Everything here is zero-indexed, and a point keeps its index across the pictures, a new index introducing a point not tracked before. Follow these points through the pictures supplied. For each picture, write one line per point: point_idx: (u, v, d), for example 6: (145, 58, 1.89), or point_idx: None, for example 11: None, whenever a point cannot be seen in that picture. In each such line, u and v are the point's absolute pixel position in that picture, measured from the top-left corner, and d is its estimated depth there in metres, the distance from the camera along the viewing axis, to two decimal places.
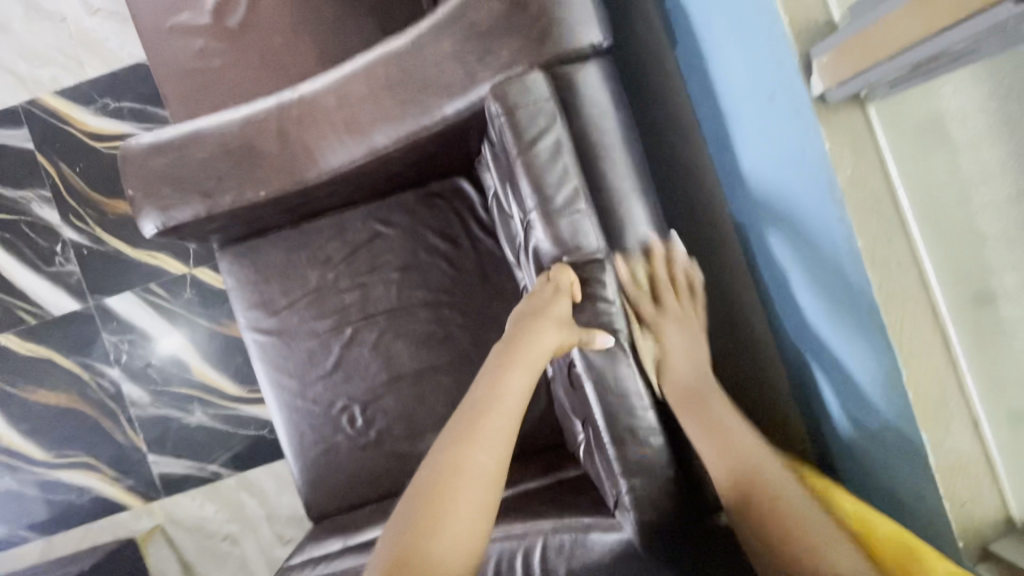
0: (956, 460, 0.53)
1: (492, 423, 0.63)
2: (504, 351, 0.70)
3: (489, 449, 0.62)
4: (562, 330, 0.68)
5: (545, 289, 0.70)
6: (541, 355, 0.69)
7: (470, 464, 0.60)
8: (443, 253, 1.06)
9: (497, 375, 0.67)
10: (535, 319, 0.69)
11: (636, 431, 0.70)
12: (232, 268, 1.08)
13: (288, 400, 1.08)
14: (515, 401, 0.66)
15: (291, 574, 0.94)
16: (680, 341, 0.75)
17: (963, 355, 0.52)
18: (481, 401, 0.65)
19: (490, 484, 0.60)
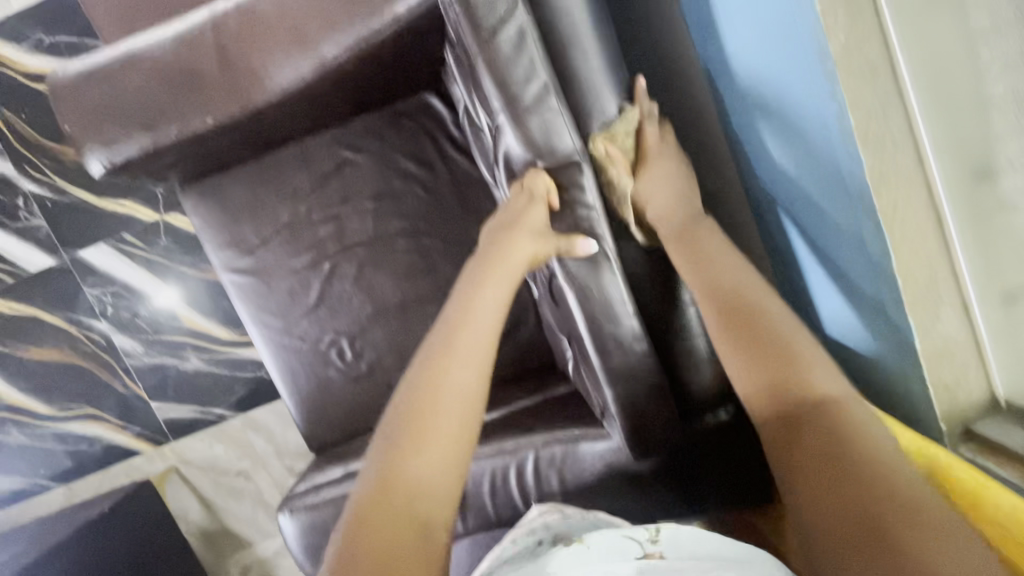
0: (941, 344, 0.51)
1: (467, 337, 0.62)
2: (478, 264, 0.67)
3: (467, 364, 0.60)
4: (537, 240, 0.65)
5: (520, 198, 0.67)
6: (516, 266, 0.66)
7: (445, 382, 0.59)
8: (417, 177, 1.01)
9: (472, 289, 0.65)
10: (508, 230, 0.67)
11: (620, 339, 0.68)
12: (197, 208, 1.02)
13: (274, 338, 1.07)
14: (490, 317, 0.63)
15: (295, 500, 0.96)
16: (664, 185, 0.69)
17: (957, 234, 0.49)
18: (454, 320, 0.63)
19: (470, 400, 0.59)
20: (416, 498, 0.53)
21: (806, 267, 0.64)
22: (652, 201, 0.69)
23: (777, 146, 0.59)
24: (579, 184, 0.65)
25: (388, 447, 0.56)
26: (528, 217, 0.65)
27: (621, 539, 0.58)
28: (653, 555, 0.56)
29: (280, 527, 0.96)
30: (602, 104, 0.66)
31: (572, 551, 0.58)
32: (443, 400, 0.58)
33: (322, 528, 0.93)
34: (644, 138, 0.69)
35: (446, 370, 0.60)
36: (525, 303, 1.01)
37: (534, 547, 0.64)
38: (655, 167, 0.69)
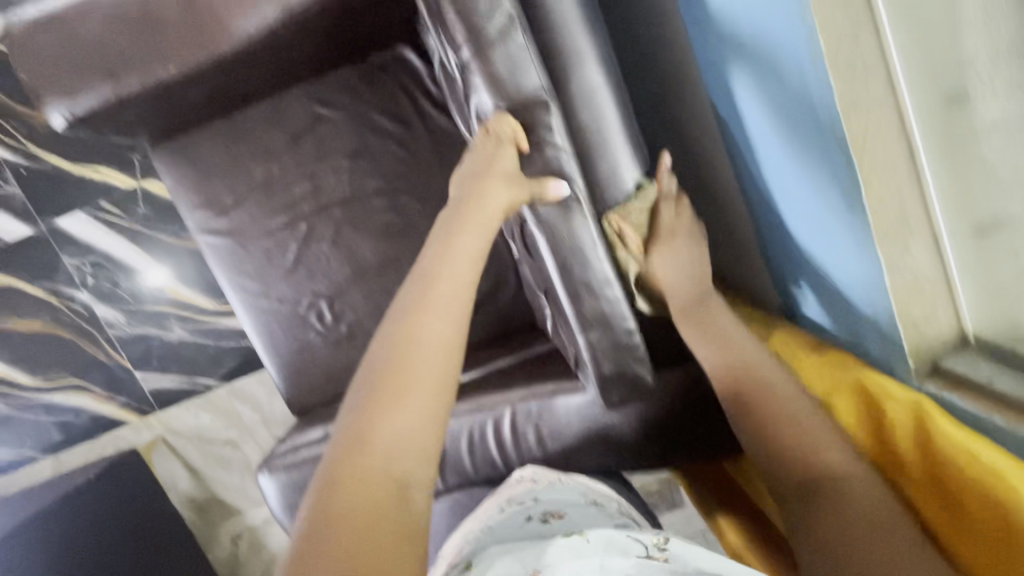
0: (911, 280, 0.51)
1: (443, 286, 0.59)
2: (452, 216, 0.65)
3: (445, 313, 0.57)
4: (511, 187, 0.63)
5: (487, 144, 0.65)
6: (491, 214, 0.63)
7: (421, 331, 0.56)
8: (394, 135, 0.98)
9: (447, 238, 0.63)
10: (480, 177, 0.64)
11: (592, 284, 0.67)
12: (168, 167, 0.99)
13: (252, 302, 1.05)
14: (466, 265, 0.61)
15: (274, 459, 0.95)
16: (682, 261, 0.68)
17: (928, 165, 0.47)
18: (429, 269, 0.60)
19: (447, 349, 0.56)
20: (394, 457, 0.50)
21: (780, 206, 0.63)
22: (668, 277, 0.68)
23: (745, 78, 0.58)
24: (546, 124, 0.63)
25: (360, 402, 0.53)
26: (496, 164, 0.64)
27: (622, 539, 0.56)
28: (656, 559, 0.53)
29: (262, 488, 0.96)
30: (620, 175, 0.67)
31: (571, 540, 0.55)
32: (417, 352, 0.55)
33: (302, 488, 0.93)
34: (661, 215, 0.68)
35: (421, 320, 0.57)
36: (505, 264, 1.00)
37: (522, 528, 0.63)
38: (671, 242, 0.68)
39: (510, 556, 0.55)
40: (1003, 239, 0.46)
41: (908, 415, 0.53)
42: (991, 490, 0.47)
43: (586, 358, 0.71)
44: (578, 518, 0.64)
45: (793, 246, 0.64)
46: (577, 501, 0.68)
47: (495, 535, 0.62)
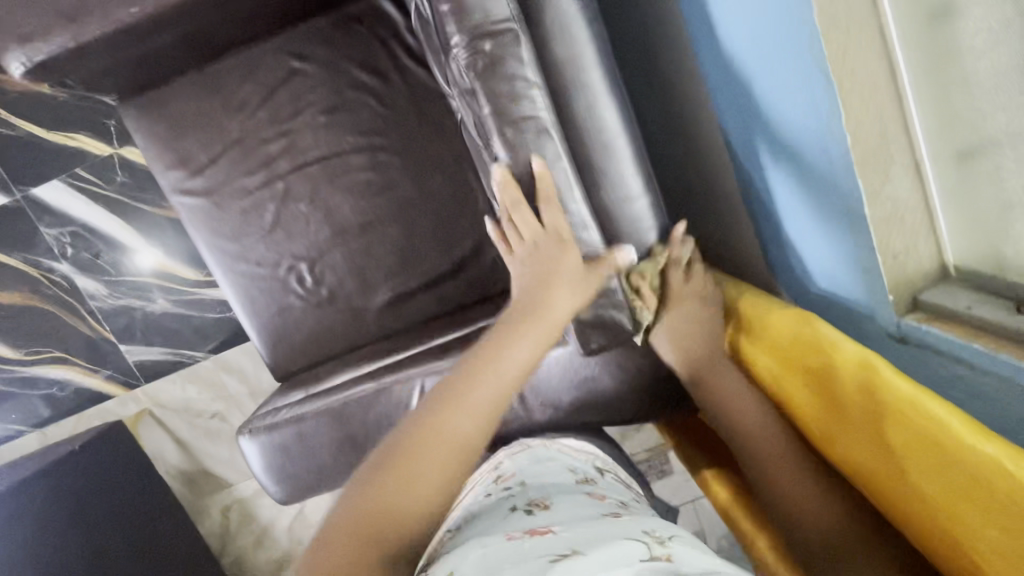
0: (892, 209, 0.49)
1: (487, 385, 0.57)
2: (514, 310, 0.62)
3: (472, 415, 0.56)
4: (575, 292, 0.62)
5: (549, 245, 0.62)
6: (550, 324, 0.60)
7: (453, 427, 0.55)
8: (371, 89, 0.96)
9: (504, 332, 0.60)
10: (540, 275, 0.62)
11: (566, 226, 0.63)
12: (140, 124, 0.97)
13: (231, 264, 1.03)
14: (515, 372, 0.58)
15: (254, 422, 0.93)
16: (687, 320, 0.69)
17: (910, 86, 0.46)
18: (480, 361, 0.58)
19: (467, 446, 0.55)
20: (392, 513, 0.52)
21: (768, 154, 0.57)
22: (677, 341, 0.69)
23: (752, 79, 0.54)
24: (516, 56, 0.58)
25: (381, 468, 0.54)
26: (552, 261, 0.62)
27: (620, 543, 0.49)
28: (661, 558, 0.47)
29: (243, 451, 0.94)
30: (639, 233, 0.67)
31: (566, 562, 0.45)
32: (442, 442, 0.55)
33: (283, 449, 0.92)
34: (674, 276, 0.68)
35: (449, 416, 0.56)
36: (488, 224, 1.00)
37: (506, 523, 0.56)
38: (682, 305, 0.69)
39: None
40: (988, 163, 0.44)
41: (862, 381, 0.52)
42: (939, 450, 0.46)
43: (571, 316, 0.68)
44: (566, 507, 0.59)
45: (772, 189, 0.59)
46: (563, 482, 0.66)
47: (475, 523, 0.60)
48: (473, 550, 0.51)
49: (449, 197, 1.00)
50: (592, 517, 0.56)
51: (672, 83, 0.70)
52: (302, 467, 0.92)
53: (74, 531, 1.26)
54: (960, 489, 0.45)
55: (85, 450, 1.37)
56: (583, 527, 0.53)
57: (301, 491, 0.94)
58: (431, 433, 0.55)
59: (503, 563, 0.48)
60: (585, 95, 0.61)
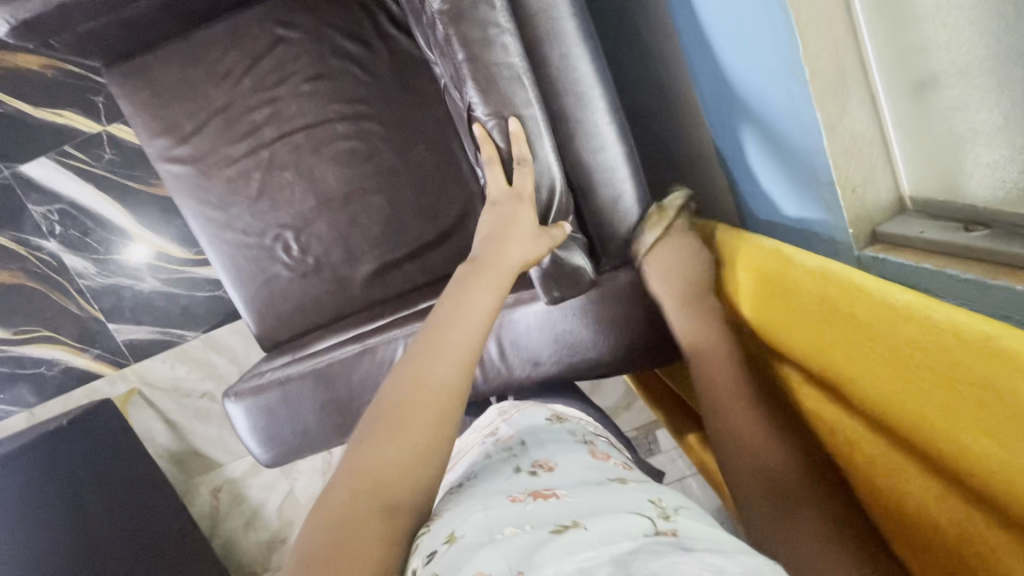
0: (850, 142, 0.50)
1: (454, 333, 0.59)
2: (469, 269, 0.64)
3: (450, 361, 0.57)
4: (529, 243, 0.65)
5: (511, 203, 0.65)
6: (509, 273, 0.64)
7: (427, 378, 0.56)
8: (355, 57, 0.98)
9: (463, 288, 0.62)
10: (500, 232, 0.65)
11: (538, 170, 0.65)
12: (125, 92, 0.98)
13: (216, 233, 1.04)
14: (482, 321, 0.60)
15: (241, 386, 0.94)
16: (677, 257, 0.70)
17: (863, 18, 0.47)
18: (442, 317, 0.60)
19: (449, 394, 0.55)
20: (394, 478, 0.50)
21: (736, 96, 0.59)
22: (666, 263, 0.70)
23: (719, 19, 0.55)
24: (488, 2, 0.59)
25: (364, 437, 0.53)
26: (513, 218, 0.64)
27: (624, 516, 0.46)
28: (666, 533, 0.44)
29: (228, 414, 0.95)
30: (617, 189, 0.69)
31: (567, 535, 0.44)
32: (417, 394, 0.55)
33: (269, 412, 0.92)
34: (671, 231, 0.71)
35: (428, 365, 0.57)
36: (472, 193, 1.01)
37: (507, 484, 0.55)
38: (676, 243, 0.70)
39: (490, 543, 0.44)
40: (938, 95, 0.46)
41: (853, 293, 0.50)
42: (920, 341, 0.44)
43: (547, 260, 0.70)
44: (570, 469, 0.58)
45: (740, 130, 0.62)
46: (561, 438, 0.65)
47: (478, 481, 0.59)
48: (472, 509, 0.50)
49: (433, 166, 1.01)
50: (597, 483, 0.55)
51: (646, 39, 0.72)
52: (288, 430, 0.93)
53: (69, 503, 1.27)
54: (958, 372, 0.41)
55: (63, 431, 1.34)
56: (588, 492, 0.51)
57: (286, 454, 0.95)
58: (407, 390, 0.55)
59: (503, 528, 0.46)
60: (558, 44, 0.62)
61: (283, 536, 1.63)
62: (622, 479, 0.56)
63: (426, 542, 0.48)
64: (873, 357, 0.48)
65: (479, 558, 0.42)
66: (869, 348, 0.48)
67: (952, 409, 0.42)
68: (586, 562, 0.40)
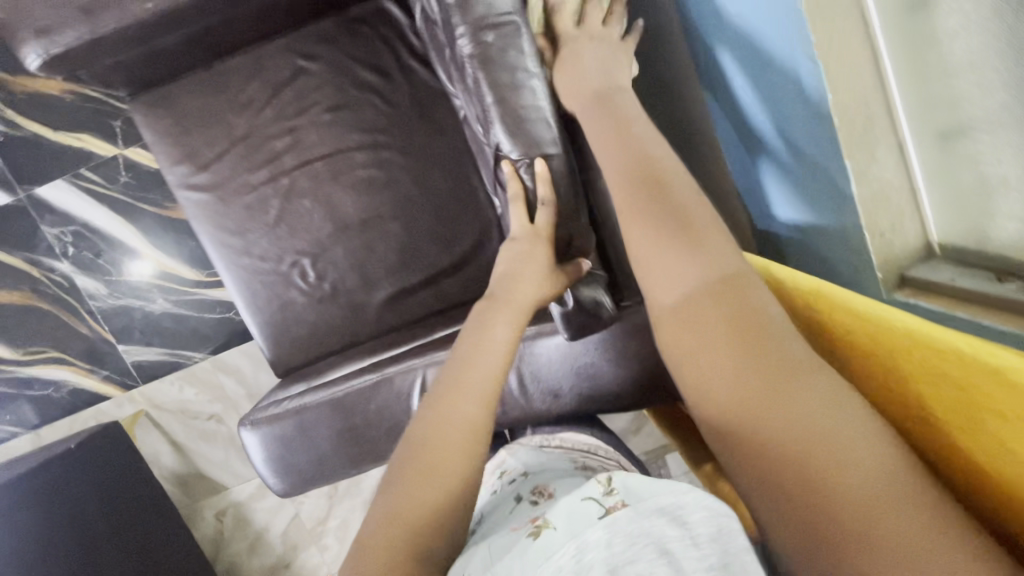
0: (879, 189, 0.51)
1: (476, 371, 0.58)
2: (487, 305, 0.64)
3: (474, 399, 0.56)
4: (545, 281, 0.65)
5: (531, 239, 0.66)
6: (528, 307, 0.64)
7: (451, 417, 0.55)
8: (375, 87, 0.99)
9: (482, 325, 0.62)
10: (519, 269, 0.65)
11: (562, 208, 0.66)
12: (147, 120, 0.99)
13: (234, 258, 1.05)
14: (502, 355, 0.60)
15: (256, 413, 0.94)
16: (593, 55, 0.64)
17: (892, 73, 0.48)
18: (465, 353, 0.60)
19: (476, 432, 0.55)
20: (428, 522, 0.50)
21: (767, 138, 0.61)
22: (579, 64, 0.64)
23: (750, 65, 0.57)
24: (517, 47, 0.61)
25: (395, 483, 0.52)
26: (533, 255, 0.65)
27: (580, 498, 0.45)
28: (618, 508, 0.43)
29: (244, 442, 0.94)
30: None
31: (542, 538, 0.43)
32: (443, 433, 0.54)
33: (285, 440, 0.92)
34: (588, 13, 0.66)
35: (453, 404, 0.56)
36: (489, 220, 1.02)
37: (515, 517, 0.55)
38: (591, 36, 0.65)
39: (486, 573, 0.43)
40: (968, 145, 0.47)
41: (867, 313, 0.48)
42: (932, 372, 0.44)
43: (570, 300, 0.70)
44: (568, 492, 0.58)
45: (768, 169, 0.63)
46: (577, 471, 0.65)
47: (489, 520, 0.59)
48: (480, 548, 0.49)
49: (449, 193, 1.02)
50: None
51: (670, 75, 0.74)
52: (303, 458, 0.92)
53: (64, 521, 1.26)
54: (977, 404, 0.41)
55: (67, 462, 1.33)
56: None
57: (300, 482, 0.95)
58: (432, 430, 0.54)
59: (498, 556, 0.45)
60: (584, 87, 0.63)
61: (287, 561, 1.61)
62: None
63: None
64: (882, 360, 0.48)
65: None
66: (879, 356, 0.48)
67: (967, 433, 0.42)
68: (569, 565, 0.40)
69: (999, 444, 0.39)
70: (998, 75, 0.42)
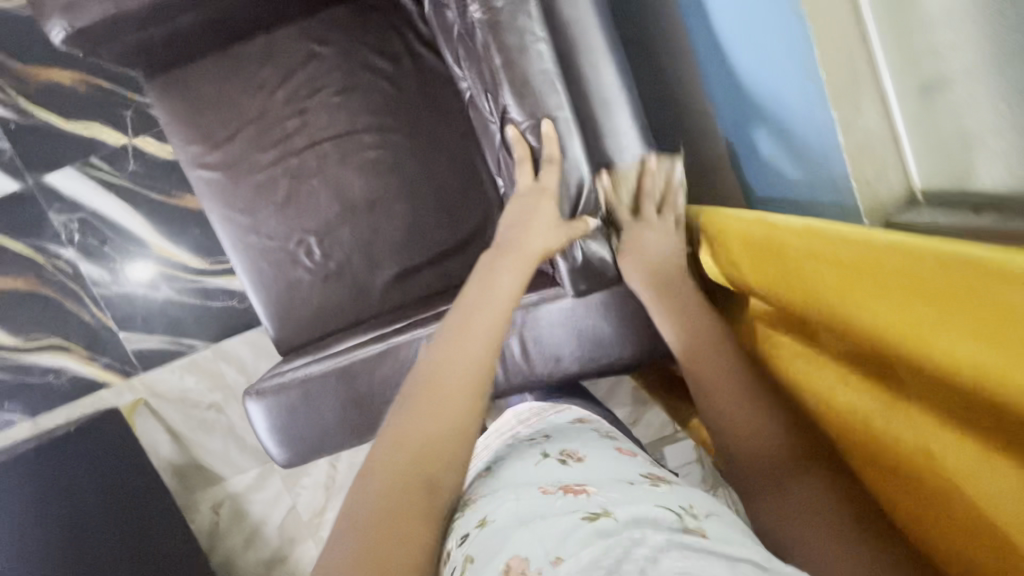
0: (863, 139, 0.56)
1: (479, 317, 0.61)
2: (493, 256, 0.68)
3: (479, 341, 0.59)
4: (550, 233, 0.68)
5: (536, 194, 0.69)
6: (530, 258, 0.67)
7: (456, 359, 0.57)
8: (384, 72, 1.03)
9: (488, 275, 0.66)
10: (524, 225, 0.69)
11: (567, 167, 0.68)
12: (162, 100, 1.02)
13: (241, 236, 1.07)
14: (505, 302, 0.63)
15: (262, 384, 0.95)
16: (655, 243, 0.73)
17: (873, 28, 0.53)
18: (471, 301, 0.63)
19: (477, 372, 0.57)
20: (428, 456, 0.52)
21: (761, 100, 0.66)
22: (643, 257, 0.73)
23: (744, 32, 0.63)
24: (525, 15, 0.64)
25: (397, 416, 0.55)
26: (540, 211, 0.69)
27: (651, 510, 0.48)
28: (696, 533, 0.46)
29: (249, 413, 0.95)
30: None
31: (597, 524, 0.46)
32: (446, 372, 0.56)
33: (289, 410, 0.93)
34: (646, 207, 0.74)
35: (457, 347, 0.58)
36: (492, 202, 1.06)
37: (537, 469, 0.57)
38: (651, 228, 0.74)
39: (517, 527, 0.47)
40: (944, 99, 0.50)
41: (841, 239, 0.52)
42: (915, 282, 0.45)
43: (578, 255, 0.73)
44: (599, 460, 0.60)
45: (760, 132, 0.68)
46: (592, 435, 0.67)
47: (507, 466, 0.61)
48: (506, 496, 0.52)
49: (454, 175, 1.05)
50: (623, 473, 0.57)
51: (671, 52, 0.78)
52: (307, 428, 0.93)
53: (55, 495, 1.26)
54: (966, 291, 0.42)
55: (65, 442, 1.32)
56: (621, 490, 0.52)
57: (303, 453, 0.96)
58: (436, 369, 0.57)
59: (534, 517, 0.48)
60: (587, 55, 0.66)
61: (283, 555, 1.60)
62: (653, 480, 0.56)
63: (463, 523, 0.51)
64: (859, 280, 0.50)
65: (511, 543, 0.45)
66: (857, 278, 0.51)
67: (949, 326, 0.44)
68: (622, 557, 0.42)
69: (1000, 382, 0.41)
70: (975, 27, 0.45)
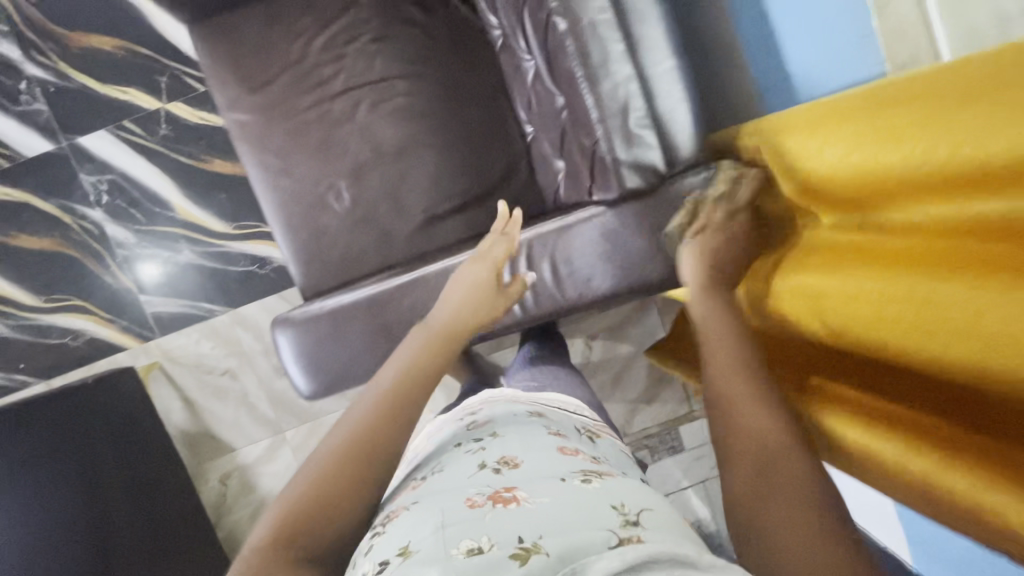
0: (896, 25, 0.62)
1: (396, 386, 0.65)
2: (426, 332, 0.76)
3: (386, 407, 0.62)
4: (482, 305, 0.80)
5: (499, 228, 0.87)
6: (456, 339, 0.75)
7: (360, 426, 0.61)
8: (420, 23, 1.08)
9: (415, 349, 0.72)
10: (466, 304, 0.80)
11: (604, 73, 0.72)
12: (207, 44, 1.07)
13: (272, 179, 1.09)
14: (420, 375, 0.67)
15: (292, 314, 0.97)
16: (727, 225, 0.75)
17: None
18: (392, 374, 0.68)
19: (379, 442, 0.59)
20: (310, 517, 0.54)
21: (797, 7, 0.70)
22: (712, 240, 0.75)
23: None
24: None
25: (296, 478, 0.58)
26: (480, 283, 0.82)
27: (587, 528, 0.45)
28: (631, 541, 0.43)
29: (276, 343, 0.97)
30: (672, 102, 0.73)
31: (529, 562, 0.41)
32: (350, 435, 0.60)
33: (317, 340, 0.94)
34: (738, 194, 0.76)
35: (366, 416, 0.62)
36: (519, 151, 1.08)
37: (468, 480, 0.53)
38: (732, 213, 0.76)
39: (439, 562, 0.42)
40: None
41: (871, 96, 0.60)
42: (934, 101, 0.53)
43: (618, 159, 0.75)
44: (536, 462, 0.55)
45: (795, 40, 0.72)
46: (534, 428, 0.64)
47: (440, 475, 0.57)
48: (428, 517, 0.48)
49: (482, 124, 1.08)
50: (563, 476, 0.53)
51: None
52: (332, 359, 0.94)
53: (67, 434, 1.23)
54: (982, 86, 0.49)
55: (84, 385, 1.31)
56: (551, 495, 0.49)
57: (326, 386, 0.96)
58: (343, 435, 0.60)
59: (455, 546, 0.44)
60: None
61: None
62: (587, 474, 0.54)
63: (382, 551, 0.47)
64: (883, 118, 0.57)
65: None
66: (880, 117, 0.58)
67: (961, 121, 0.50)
68: None
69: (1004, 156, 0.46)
70: None
